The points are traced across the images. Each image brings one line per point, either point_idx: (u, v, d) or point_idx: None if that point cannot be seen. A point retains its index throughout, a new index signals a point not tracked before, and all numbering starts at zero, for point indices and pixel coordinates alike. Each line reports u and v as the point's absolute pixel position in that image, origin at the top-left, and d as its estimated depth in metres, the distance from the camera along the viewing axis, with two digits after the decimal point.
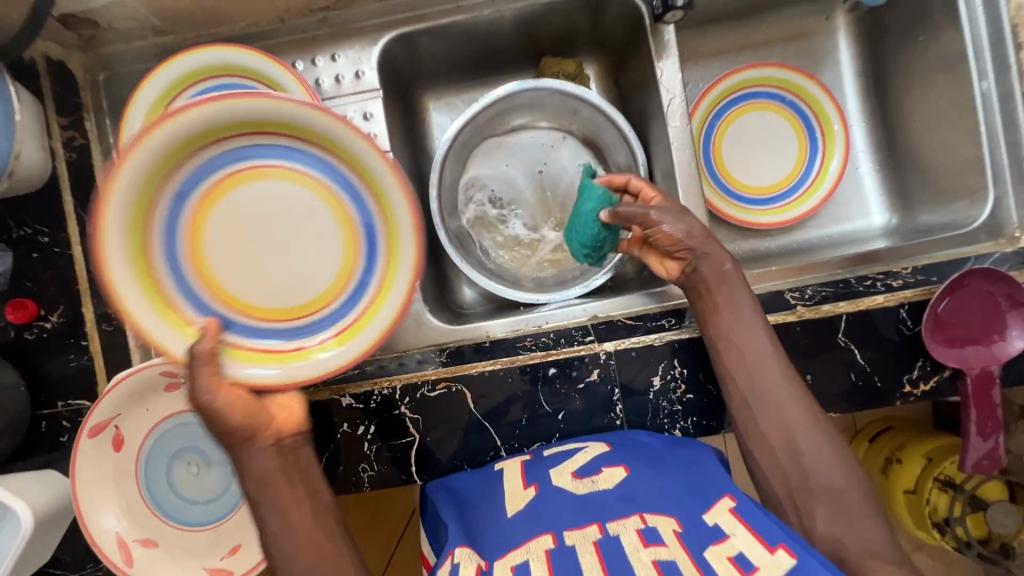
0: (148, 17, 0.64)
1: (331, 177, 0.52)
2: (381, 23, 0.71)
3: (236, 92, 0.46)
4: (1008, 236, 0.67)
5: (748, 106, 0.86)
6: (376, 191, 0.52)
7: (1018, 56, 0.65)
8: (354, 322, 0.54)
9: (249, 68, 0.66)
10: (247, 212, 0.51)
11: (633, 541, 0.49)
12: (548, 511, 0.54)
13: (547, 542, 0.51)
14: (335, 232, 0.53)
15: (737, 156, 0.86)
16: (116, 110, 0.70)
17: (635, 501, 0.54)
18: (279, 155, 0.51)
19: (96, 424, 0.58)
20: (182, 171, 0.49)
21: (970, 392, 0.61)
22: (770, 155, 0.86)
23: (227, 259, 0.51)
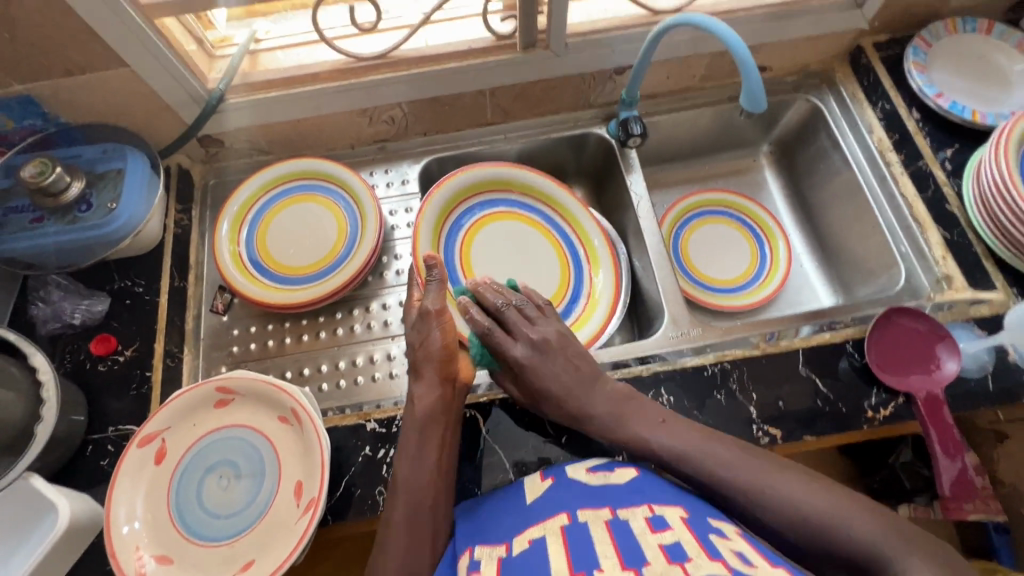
0: (260, 141, 0.91)
1: (546, 216, 0.90)
2: (423, 150, 0.97)
3: (500, 162, 0.89)
4: (924, 296, 0.81)
5: (704, 220, 1.07)
6: (577, 226, 0.90)
7: (889, 169, 0.89)
8: (579, 316, 0.84)
9: (323, 172, 0.89)
10: (497, 237, 0.88)
11: (640, 526, 0.48)
12: (564, 495, 0.55)
13: (562, 520, 0.51)
14: (552, 253, 0.88)
15: (701, 256, 1.04)
16: (215, 204, 0.91)
17: (646, 494, 0.54)
18: (518, 205, 0.90)
19: (147, 434, 0.66)
20: (462, 204, 0.88)
21: (924, 415, 0.69)
22: (728, 256, 1.04)
23: (491, 266, 0.86)
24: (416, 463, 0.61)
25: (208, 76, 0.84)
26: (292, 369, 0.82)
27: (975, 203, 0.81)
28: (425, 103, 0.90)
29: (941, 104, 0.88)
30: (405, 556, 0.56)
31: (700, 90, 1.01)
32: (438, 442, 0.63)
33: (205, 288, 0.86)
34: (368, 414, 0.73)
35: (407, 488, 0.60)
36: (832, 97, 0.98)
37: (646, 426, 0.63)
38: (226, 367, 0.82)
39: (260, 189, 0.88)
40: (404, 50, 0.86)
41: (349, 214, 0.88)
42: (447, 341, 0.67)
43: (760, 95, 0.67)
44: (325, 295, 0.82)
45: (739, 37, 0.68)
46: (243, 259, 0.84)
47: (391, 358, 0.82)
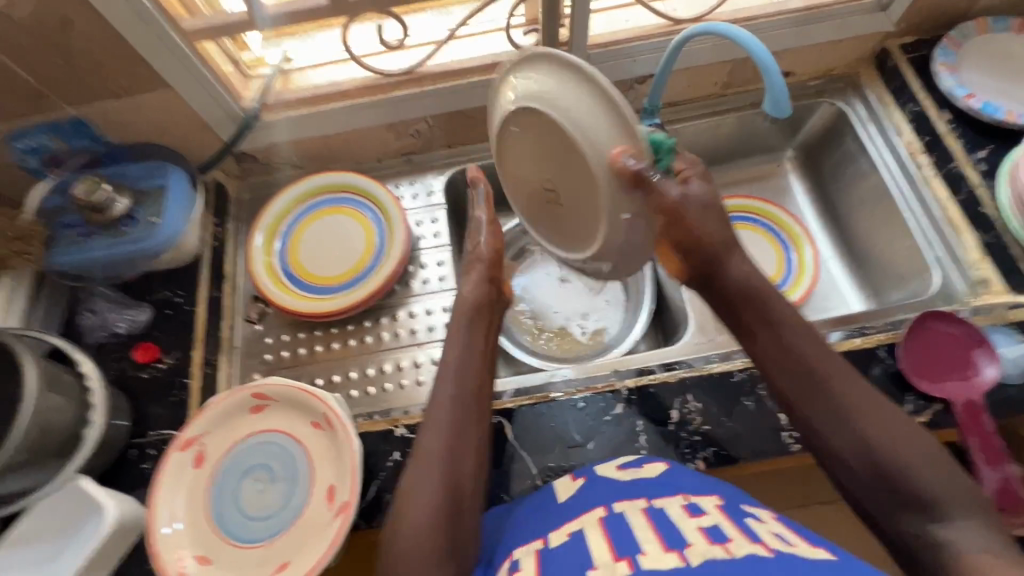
0: (292, 156, 0.94)
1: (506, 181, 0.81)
2: (448, 161, 0.99)
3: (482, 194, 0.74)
4: (960, 300, 0.80)
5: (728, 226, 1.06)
6: None
7: (919, 171, 0.88)
8: None
9: (351, 185, 0.92)
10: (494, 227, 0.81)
11: (678, 513, 0.47)
12: (597, 489, 0.54)
13: (598, 512, 0.50)
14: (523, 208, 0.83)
15: None
16: (250, 218, 0.95)
17: (678, 485, 0.54)
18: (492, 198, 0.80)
19: (187, 439, 0.68)
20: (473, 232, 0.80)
21: (963, 422, 0.67)
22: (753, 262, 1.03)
23: None
24: (445, 398, 0.63)
25: (244, 96, 0.88)
26: (323, 376, 0.84)
27: (1010, 203, 0.79)
28: (450, 116, 0.92)
29: (972, 104, 0.86)
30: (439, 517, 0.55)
31: (722, 96, 1.01)
32: (469, 380, 0.65)
33: (239, 298, 0.89)
34: (396, 420, 0.75)
35: (437, 421, 0.61)
36: (858, 100, 0.96)
37: (831, 365, 0.58)
38: (260, 374, 0.85)
39: (291, 202, 0.92)
40: (429, 65, 0.89)
41: (377, 224, 0.91)
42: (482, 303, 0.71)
43: (784, 100, 0.66)
44: (354, 303, 0.84)
45: (761, 43, 0.67)
46: (277, 270, 0.87)
47: (418, 366, 0.84)
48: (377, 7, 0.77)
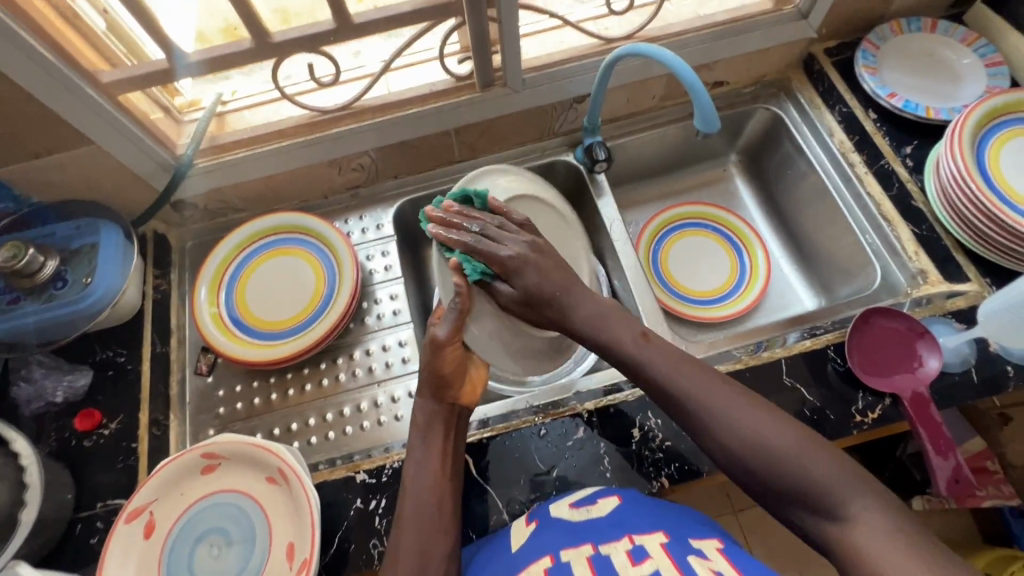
0: (233, 200, 0.92)
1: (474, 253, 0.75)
2: (397, 192, 0.98)
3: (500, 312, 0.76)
4: (903, 292, 0.81)
5: (681, 233, 1.06)
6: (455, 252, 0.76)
7: (853, 170, 0.90)
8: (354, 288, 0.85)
9: (298, 226, 0.91)
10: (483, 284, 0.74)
11: (622, 560, 0.49)
12: (547, 537, 0.54)
13: (546, 563, 0.50)
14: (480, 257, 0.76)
15: (682, 268, 1.03)
16: (194, 266, 0.92)
17: (625, 524, 0.55)
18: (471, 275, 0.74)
19: (135, 508, 0.65)
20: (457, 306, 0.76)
21: (912, 414, 0.69)
22: (707, 267, 1.04)
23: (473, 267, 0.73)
24: (423, 460, 0.64)
25: (177, 142, 0.85)
26: (280, 425, 0.82)
27: (937, 195, 0.82)
28: (393, 148, 0.91)
29: (894, 103, 0.90)
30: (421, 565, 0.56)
31: (662, 109, 1.02)
32: (442, 440, 0.66)
33: (188, 351, 0.86)
34: (357, 465, 0.73)
35: (416, 481, 0.62)
36: (791, 104, 0.99)
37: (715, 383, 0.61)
38: (214, 429, 0.81)
39: (235, 248, 0.89)
40: (366, 99, 0.88)
41: (326, 263, 0.89)
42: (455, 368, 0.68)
43: (712, 115, 0.69)
44: (306, 348, 0.82)
45: (685, 62, 0.70)
46: (224, 318, 0.84)
47: (379, 405, 0.82)
48: (305, 46, 0.76)
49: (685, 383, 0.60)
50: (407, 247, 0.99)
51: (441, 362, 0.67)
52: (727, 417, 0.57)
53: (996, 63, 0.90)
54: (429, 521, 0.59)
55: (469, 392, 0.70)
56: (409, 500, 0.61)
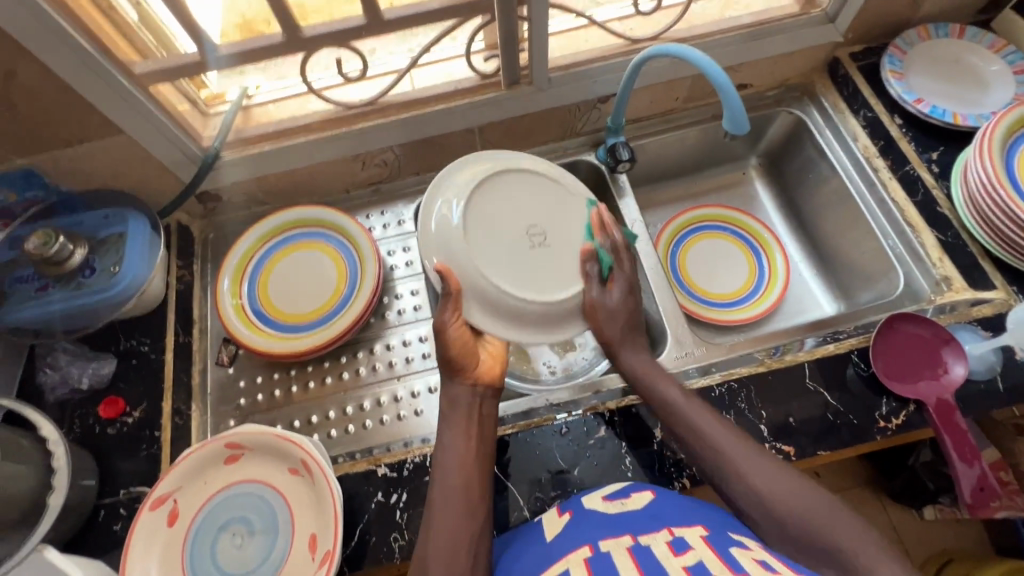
0: (256, 192, 0.93)
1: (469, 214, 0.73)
2: (418, 189, 0.99)
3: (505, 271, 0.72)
4: (926, 298, 0.81)
5: (700, 235, 1.06)
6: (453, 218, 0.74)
7: (877, 175, 0.90)
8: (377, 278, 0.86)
9: (320, 220, 0.91)
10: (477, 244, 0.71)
11: (663, 550, 0.47)
12: (583, 528, 0.54)
13: (584, 553, 0.50)
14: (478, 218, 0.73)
15: (700, 270, 1.03)
16: (216, 257, 0.93)
17: (663, 517, 0.54)
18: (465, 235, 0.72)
19: (160, 495, 0.65)
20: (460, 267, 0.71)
21: (937, 421, 0.68)
22: (726, 269, 1.04)
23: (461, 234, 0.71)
24: (450, 444, 0.63)
25: (204, 134, 0.86)
26: (300, 418, 0.82)
27: (965, 203, 0.81)
28: (416, 145, 0.92)
29: (921, 109, 0.89)
30: (450, 550, 0.55)
31: (684, 111, 1.02)
32: (467, 424, 0.65)
33: (210, 341, 0.86)
34: (378, 459, 0.73)
35: (444, 466, 0.61)
36: (814, 108, 0.99)
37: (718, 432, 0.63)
38: (234, 420, 0.82)
39: (257, 241, 0.90)
40: (392, 95, 0.89)
41: (348, 258, 0.89)
42: (464, 348, 0.68)
43: (741, 117, 0.68)
44: (326, 341, 0.82)
45: (716, 63, 0.70)
46: (246, 310, 0.85)
47: (398, 400, 0.82)
48: (335, 41, 0.77)
49: (668, 400, 0.67)
50: None
51: (449, 345, 0.67)
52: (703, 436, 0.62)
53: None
54: (455, 503, 0.58)
55: (488, 367, 0.70)
56: (437, 485, 0.60)
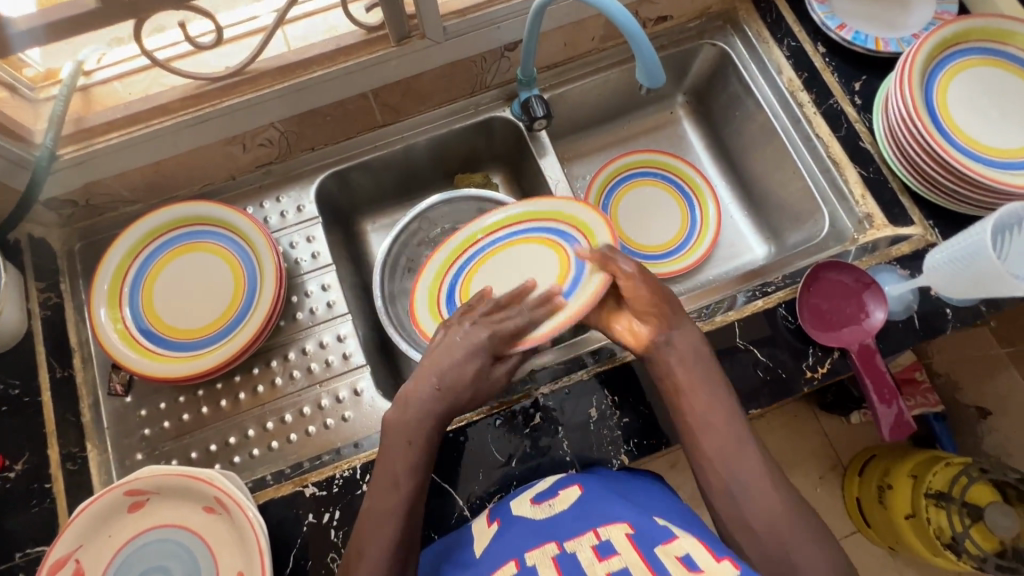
0: (121, 191, 0.79)
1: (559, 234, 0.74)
2: (318, 166, 0.87)
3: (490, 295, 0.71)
4: (850, 238, 0.81)
5: (631, 184, 1.00)
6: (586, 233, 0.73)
7: (802, 111, 0.86)
8: (280, 273, 0.78)
9: (203, 216, 0.79)
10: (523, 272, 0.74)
11: (588, 556, 0.48)
12: (509, 539, 0.55)
13: (511, 569, 0.50)
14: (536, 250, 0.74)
15: (632, 223, 0.98)
16: (88, 271, 0.80)
17: (588, 515, 0.55)
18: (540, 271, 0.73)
19: (56, 560, 0.59)
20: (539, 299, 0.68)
21: (859, 366, 0.69)
22: (658, 219, 0.98)
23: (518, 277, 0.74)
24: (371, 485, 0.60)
25: (34, 129, 0.71)
26: (217, 441, 0.75)
27: (886, 137, 0.79)
28: (301, 119, 0.80)
29: (844, 36, 0.84)
30: None
31: (603, 51, 0.93)
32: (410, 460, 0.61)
33: (97, 369, 0.76)
34: (304, 478, 0.68)
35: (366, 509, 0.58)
36: (737, 37, 0.92)
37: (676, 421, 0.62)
38: (142, 453, 0.74)
39: (131, 250, 0.78)
40: (263, 59, 0.75)
41: (243, 256, 0.79)
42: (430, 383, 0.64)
43: (656, 69, 0.62)
44: (234, 356, 0.74)
45: (622, 5, 0.61)
46: (134, 334, 0.74)
47: (324, 407, 0.76)
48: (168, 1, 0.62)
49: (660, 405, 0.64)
50: (334, 227, 0.90)
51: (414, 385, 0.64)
52: (707, 430, 0.60)
53: None
54: None
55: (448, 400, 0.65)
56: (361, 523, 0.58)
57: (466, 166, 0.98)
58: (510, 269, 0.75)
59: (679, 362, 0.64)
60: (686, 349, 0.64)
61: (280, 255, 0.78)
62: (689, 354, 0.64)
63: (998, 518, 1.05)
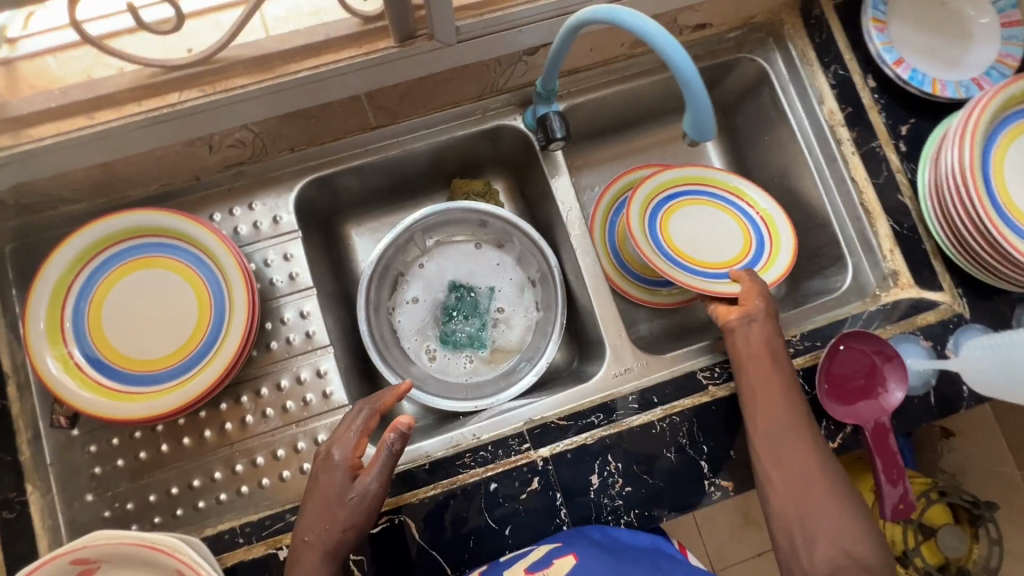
0: (59, 190, 0.67)
1: (745, 216, 0.82)
2: (297, 170, 0.76)
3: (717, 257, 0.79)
4: (872, 295, 0.76)
5: (690, 198, 0.83)
6: (775, 247, 0.80)
7: (840, 149, 0.79)
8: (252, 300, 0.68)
9: (162, 228, 0.68)
10: (688, 239, 0.81)
11: None
12: None
13: None
14: (736, 233, 0.81)
15: (682, 234, 0.80)
16: (23, 280, 0.69)
17: None
18: (704, 254, 0.79)
19: None
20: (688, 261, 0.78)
21: (870, 445, 0.67)
22: (712, 242, 0.81)
23: (681, 240, 0.80)
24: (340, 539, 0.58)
25: None
26: (178, 483, 0.68)
27: (928, 194, 0.73)
28: (282, 119, 0.68)
29: (900, 74, 0.76)
30: None
31: (631, 57, 0.82)
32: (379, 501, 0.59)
33: (37, 399, 0.67)
34: (278, 539, 0.64)
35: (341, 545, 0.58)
36: (779, 55, 0.83)
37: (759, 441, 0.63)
38: (92, 495, 0.66)
39: (74, 263, 0.66)
40: (236, 45, 0.62)
41: (209, 276, 0.69)
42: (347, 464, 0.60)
43: (707, 124, 0.55)
44: (198, 396, 0.65)
45: (679, 43, 0.52)
46: (83, 365, 0.65)
47: (300, 451, 0.69)
48: None
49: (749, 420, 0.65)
50: (314, 238, 0.80)
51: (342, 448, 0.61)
52: (790, 453, 0.60)
53: (1013, 22, 0.75)
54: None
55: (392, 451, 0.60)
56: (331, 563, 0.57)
57: (465, 171, 0.87)
58: (703, 229, 0.81)
59: (755, 351, 0.66)
60: (755, 341, 0.67)
61: (252, 279, 0.68)
62: (758, 343, 0.67)
63: (948, 539, 1.07)
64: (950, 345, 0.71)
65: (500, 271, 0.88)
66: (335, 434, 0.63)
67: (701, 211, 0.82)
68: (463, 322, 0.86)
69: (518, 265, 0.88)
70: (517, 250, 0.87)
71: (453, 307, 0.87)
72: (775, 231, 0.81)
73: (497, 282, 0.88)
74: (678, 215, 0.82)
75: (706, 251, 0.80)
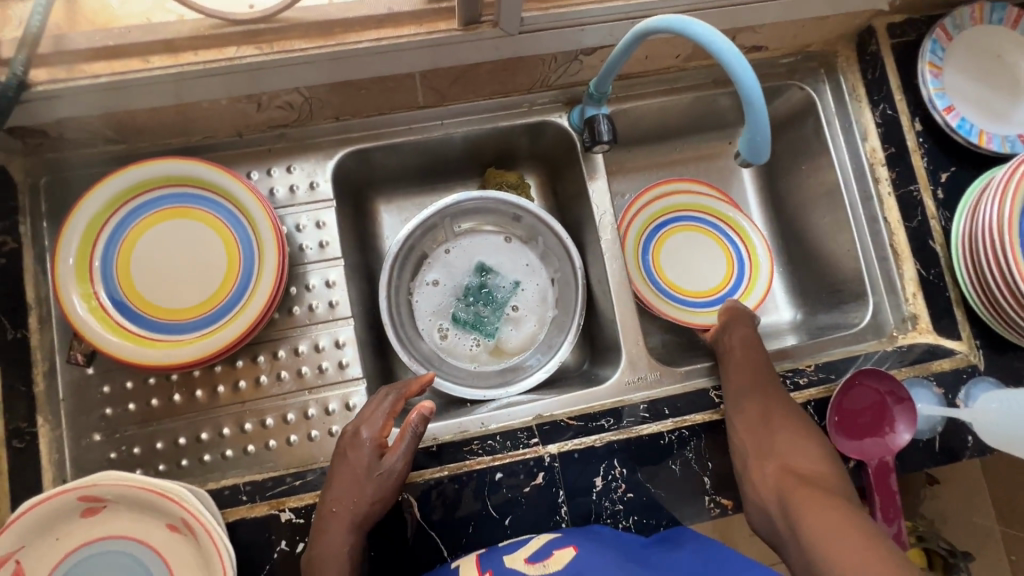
0: (103, 129, 0.67)
1: (732, 242, 0.89)
2: (338, 139, 0.76)
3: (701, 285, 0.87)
4: (889, 335, 0.77)
5: (687, 225, 0.89)
6: (756, 271, 0.88)
7: (876, 187, 0.79)
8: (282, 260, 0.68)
9: (200, 179, 0.68)
10: (678, 265, 0.88)
11: None
12: None
13: None
14: (722, 261, 0.88)
15: (673, 259, 0.87)
16: (55, 214, 0.69)
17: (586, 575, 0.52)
18: (690, 281, 0.87)
19: None
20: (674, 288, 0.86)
21: (871, 482, 0.69)
22: (699, 269, 0.88)
23: (671, 265, 0.87)
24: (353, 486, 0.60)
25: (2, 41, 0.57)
26: (186, 434, 0.68)
27: (961, 243, 0.74)
28: (334, 87, 0.68)
29: (948, 121, 0.76)
30: None
31: (682, 70, 0.82)
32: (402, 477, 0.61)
33: (56, 334, 0.67)
34: (281, 501, 0.64)
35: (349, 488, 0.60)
36: (829, 86, 0.83)
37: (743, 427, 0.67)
38: (100, 436, 0.67)
39: (109, 203, 0.66)
40: (300, 8, 0.62)
41: (241, 233, 0.69)
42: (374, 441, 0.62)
43: (763, 147, 0.55)
44: (218, 350, 0.65)
45: (749, 63, 0.53)
46: (109, 309, 0.65)
47: (309, 418, 0.70)
48: None
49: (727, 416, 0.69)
50: (345, 208, 0.80)
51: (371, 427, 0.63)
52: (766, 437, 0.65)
53: None
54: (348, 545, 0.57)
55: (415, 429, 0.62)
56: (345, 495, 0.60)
57: (500, 161, 0.87)
58: (693, 258, 0.88)
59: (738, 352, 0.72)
60: (737, 342, 0.74)
61: (284, 239, 0.68)
62: (740, 347, 0.73)
63: None
64: (962, 395, 0.71)
65: (523, 268, 0.88)
66: (362, 415, 0.65)
67: (713, 247, 0.89)
68: (478, 308, 0.86)
69: (543, 263, 0.88)
70: (542, 248, 0.87)
71: (472, 291, 0.87)
72: (754, 256, 0.89)
73: (518, 278, 0.87)
74: (674, 241, 0.88)
75: (693, 279, 0.87)
